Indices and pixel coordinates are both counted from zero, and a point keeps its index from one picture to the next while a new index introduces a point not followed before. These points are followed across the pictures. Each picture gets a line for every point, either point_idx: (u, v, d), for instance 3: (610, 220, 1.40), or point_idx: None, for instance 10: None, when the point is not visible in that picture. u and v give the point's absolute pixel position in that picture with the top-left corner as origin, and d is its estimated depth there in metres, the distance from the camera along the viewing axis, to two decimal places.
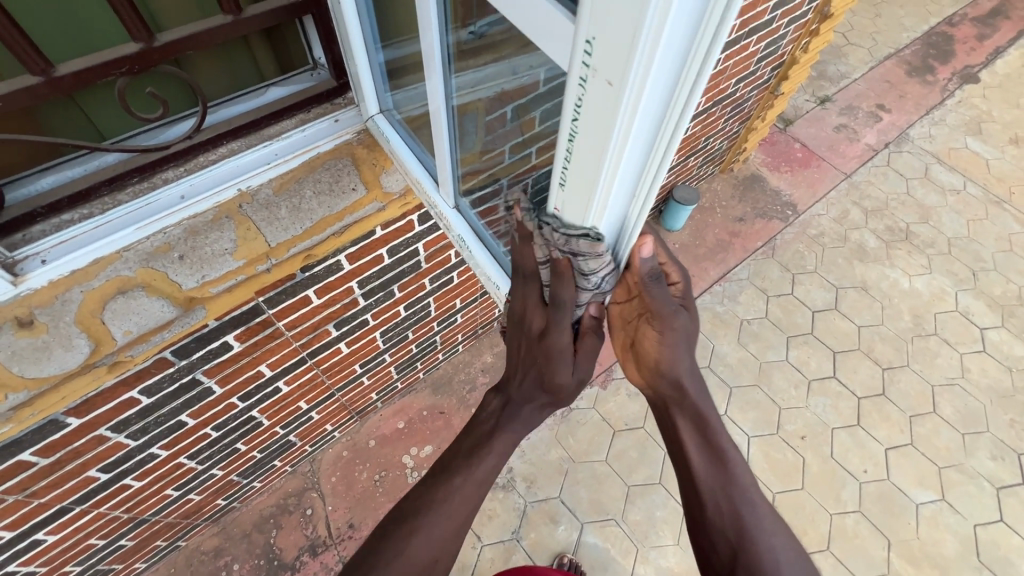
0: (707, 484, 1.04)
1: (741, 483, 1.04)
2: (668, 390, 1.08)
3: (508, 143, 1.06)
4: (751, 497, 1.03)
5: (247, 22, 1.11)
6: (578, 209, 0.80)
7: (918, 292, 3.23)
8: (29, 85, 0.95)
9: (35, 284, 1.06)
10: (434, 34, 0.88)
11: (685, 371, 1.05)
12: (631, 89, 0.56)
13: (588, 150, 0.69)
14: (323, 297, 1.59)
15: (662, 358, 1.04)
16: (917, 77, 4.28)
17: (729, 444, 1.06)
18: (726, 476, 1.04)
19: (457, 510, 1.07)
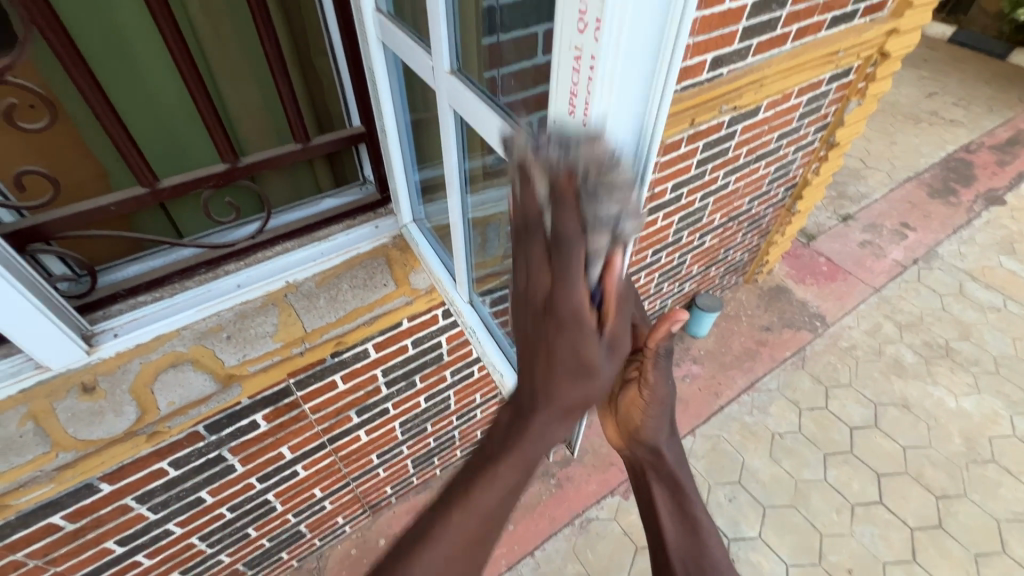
0: (677, 550, 0.99)
1: (714, 552, 0.98)
2: (647, 453, 1.07)
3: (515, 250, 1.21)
4: (723, 568, 0.97)
5: (313, 148, 1.36)
6: None
7: (967, 413, 3.04)
8: (138, 194, 1.18)
9: (104, 354, 1.21)
10: (454, 161, 1.07)
11: (665, 435, 1.06)
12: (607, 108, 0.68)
13: None
14: (348, 383, 1.69)
15: (647, 424, 1.06)
16: (939, 198, 4.40)
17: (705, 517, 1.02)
18: (696, 541, 0.99)
19: (472, 532, 0.78)
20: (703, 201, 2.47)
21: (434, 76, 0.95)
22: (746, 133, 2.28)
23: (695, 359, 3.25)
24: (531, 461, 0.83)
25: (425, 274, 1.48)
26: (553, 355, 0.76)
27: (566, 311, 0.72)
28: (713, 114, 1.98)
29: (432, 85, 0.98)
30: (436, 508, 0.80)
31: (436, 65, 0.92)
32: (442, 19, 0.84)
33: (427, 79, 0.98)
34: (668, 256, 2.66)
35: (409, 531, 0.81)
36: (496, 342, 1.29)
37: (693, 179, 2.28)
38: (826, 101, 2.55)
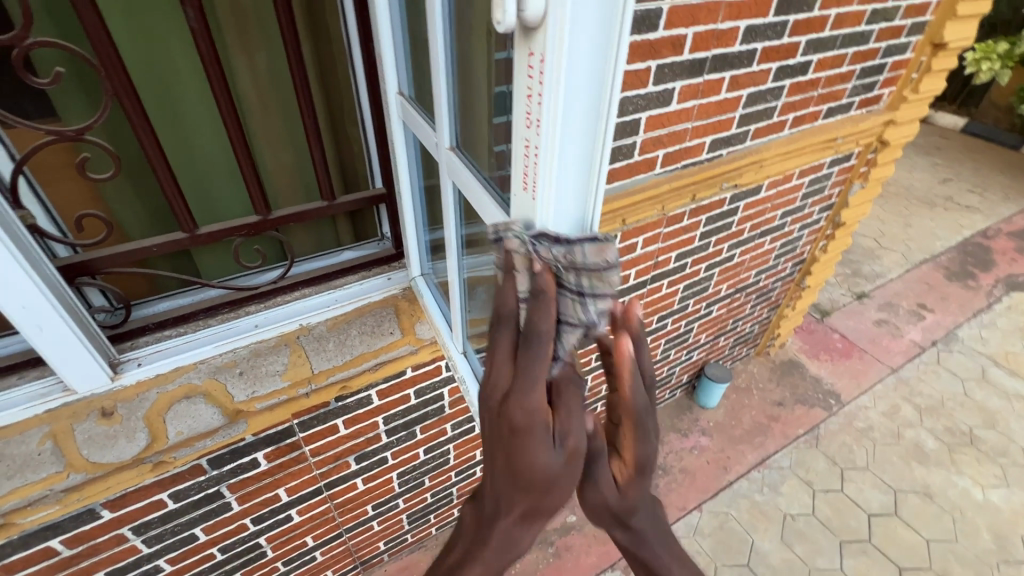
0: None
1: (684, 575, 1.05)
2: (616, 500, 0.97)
3: None
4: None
5: (336, 205, 1.51)
6: None
7: (995, 507, 2.86)
8: (177, 237, 1.32)
9: (126, 381, 1.31)
10: (452, 224, 1.19)
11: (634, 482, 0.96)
12: (546, 134, 0.63)
13: (523, 205, 0.76)
14: (349, 428, 1.74)
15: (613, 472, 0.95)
16: (957, 282, 4.38)
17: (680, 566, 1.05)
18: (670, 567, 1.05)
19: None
20: (708, 271, 2.55)
21: (438, 149, 1.09)
22: (749, 210, 2.39)
23: (703, 432, 3.18)
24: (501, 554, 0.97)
25: (428, 325, 1.56)
26: (512, 461, 0.85)
27: (518, 417, 0.80)
28: (714, 190, 2.10)
29: (436, 156, 1.11)
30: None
31: (440, 140, 1.06)
32: (445, 105, 0.98)
33: (432, 151, 1.11)
34: (674, 323, 2.70)
35: None
36: None
37: (697, 250, 2.37)
38: (828, 183, 2.67)
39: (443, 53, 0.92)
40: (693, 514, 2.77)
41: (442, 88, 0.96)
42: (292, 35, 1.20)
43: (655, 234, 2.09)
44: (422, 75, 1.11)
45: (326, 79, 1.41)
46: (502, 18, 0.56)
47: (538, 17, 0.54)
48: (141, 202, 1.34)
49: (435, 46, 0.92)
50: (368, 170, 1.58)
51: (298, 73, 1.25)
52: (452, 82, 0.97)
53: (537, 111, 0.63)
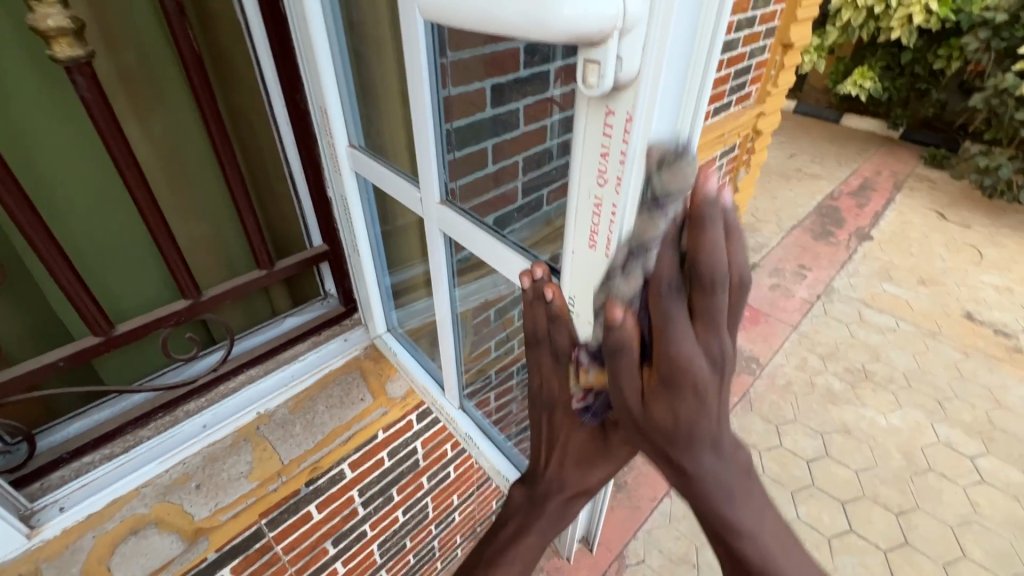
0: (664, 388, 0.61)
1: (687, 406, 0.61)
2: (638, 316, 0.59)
3: (495, 341, 1.25)
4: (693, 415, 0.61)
5: (277, 271, 1.35)
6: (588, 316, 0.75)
7: (897, 428, 3.33)
8: (89, 344, 1.09)
9: (47, 535, 1.05)
10: (441, 252, 1.06)
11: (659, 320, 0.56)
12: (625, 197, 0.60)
13: (586, 268, 0.72)
14: (323, 511, 1.56)
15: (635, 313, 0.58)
16: (823, 240, 5.07)
17: (771, 541, 0.65)
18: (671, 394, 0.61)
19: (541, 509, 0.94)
20: None
21: (422, 205, 1.02)
22: None
23: None
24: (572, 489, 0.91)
25: (402, 380, 1.46)
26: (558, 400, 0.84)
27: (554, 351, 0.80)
28: None
29: (420, 214, 1.04)
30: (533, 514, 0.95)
31: (425, 197, 0.99)
32: (432, 145, 0.91)
33: (415, 209, 1.04)
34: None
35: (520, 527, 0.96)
36: (495, 444, 1.28)
37: None
38: (722, 173, 2.95)
39: (428, 92, 0.86)
40: (665, 502, 2.83)
41: (430, 140, 0.90)
42: (208, 95, 1.05)
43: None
44: (382, 122, 1.05)
45: (242, 134, 1.27)
46: (594, 78, 0.52)
47: (631, 77, 0.51)
48: (25, 304, 1.10)
49: (418, 102, 0.88)
50: (301, 227, 1.43)
51: (221, 136, 1.09)
52: (445, 134, 0.92)
53: (616, 168, 0.59)
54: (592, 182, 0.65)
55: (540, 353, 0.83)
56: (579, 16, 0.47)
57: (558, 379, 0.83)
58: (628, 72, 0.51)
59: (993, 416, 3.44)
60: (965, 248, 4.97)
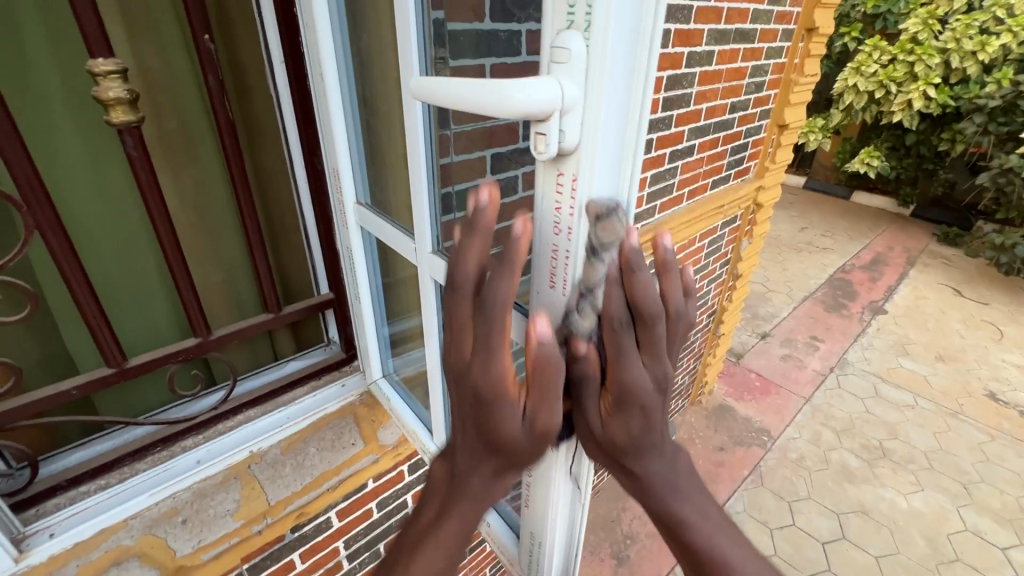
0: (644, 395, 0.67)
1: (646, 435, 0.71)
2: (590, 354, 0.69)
3: None
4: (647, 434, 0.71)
5: (283, 316, 1.43)
6: (561, 370, 0.78)
7: (920, 512, 3.15)
8: (101, 374, 1.16)
9: (34, 560, 1.08)
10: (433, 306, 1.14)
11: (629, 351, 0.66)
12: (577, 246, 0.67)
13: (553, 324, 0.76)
14: (306, 561, 1.54)
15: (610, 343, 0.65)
16: (835, 312, 5.04)
17: (722, 538, 0.73)
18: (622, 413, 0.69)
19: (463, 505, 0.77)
20: None
21: (416, 255, 1.11)
22: None
23: None
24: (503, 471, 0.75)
25: (395, 428, 1.49)
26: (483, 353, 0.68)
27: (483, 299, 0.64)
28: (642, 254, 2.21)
29: (414, 262, 1.13)
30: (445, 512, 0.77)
31: (420, 247, 1.08)
32: (424, 201, 1.01)
33: (410, 259, 1.13)
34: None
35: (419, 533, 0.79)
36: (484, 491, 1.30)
37: None
38: (724, 242, 3.03)
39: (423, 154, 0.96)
40: None
41: (423, 200, 1.01)
42: (237, 156, 1.19)
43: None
44: (387, 182, 1.17)
45: (265, 195, 1.39)
46: (544, 147, 0.60)
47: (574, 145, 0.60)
48: (50, 339, 1.17)
49: (415, 164, 0.98)
50: (312, 276, 1.53)
51: (244, 191, 1.22)
52: (437, 194, 1.02)
53: (568, 221, 0.66)
54: (547, 231, 0.70)
55: (457, 302, 0.70)
56: (530, 100, 0.54)
57: (473, 334, 0.69)
58: (571, 139, 0.59)
59: None
60: (983, 325, 4.87)
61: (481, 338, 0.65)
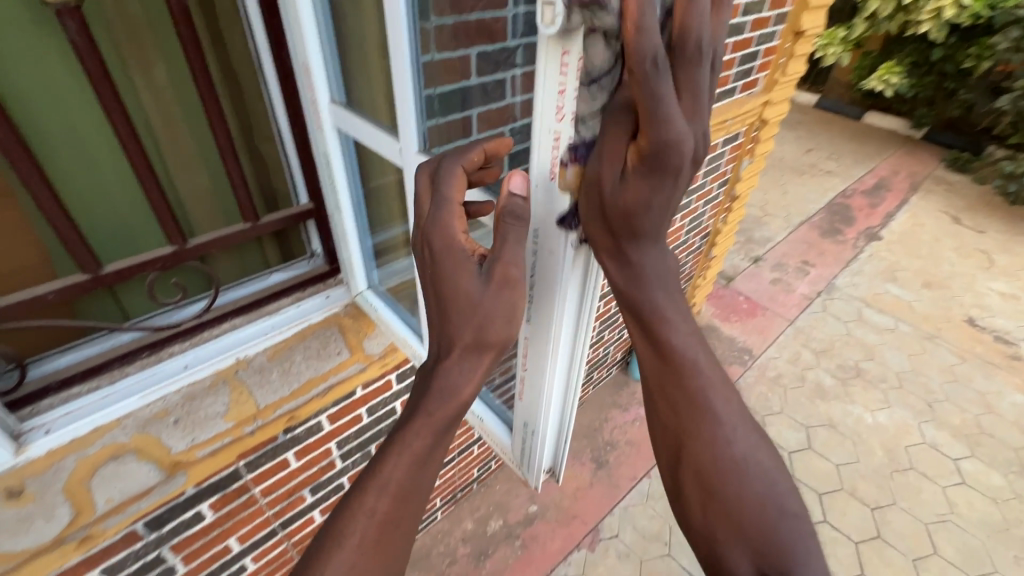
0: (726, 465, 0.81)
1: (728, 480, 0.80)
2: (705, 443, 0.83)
3: None
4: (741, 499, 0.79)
5: (262, 226, 1.39)
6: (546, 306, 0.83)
7: (883, 426, 3.09)
8: (78, 280, 1.15)
9: (34, 454, 1.11)
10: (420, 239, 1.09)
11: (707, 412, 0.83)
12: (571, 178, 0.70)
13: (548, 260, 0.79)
14: (301, 460, 1.63)
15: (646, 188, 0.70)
16: (829, 238, 4.74)
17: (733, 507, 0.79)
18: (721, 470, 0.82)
19: (383, 510, 0.74)
20: None
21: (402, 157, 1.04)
22: None
23: (642, 403, 3.14)
24: (441, 422, 0.80)
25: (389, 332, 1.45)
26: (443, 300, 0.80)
27: (440, 243, 0.77)
28: None
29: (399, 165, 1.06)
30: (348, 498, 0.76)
31: (404, 147, 1.01)
32: (411, 111, 0.95)
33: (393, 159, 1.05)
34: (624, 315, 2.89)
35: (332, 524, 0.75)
36: None
37: None
38: (723, 162, 2.74)
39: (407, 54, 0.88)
40: (644, 482, 2.69)
41: (411, 110, 0.95)
42: (196, 48, 1.10)
43: None
44: (366, 86, 1.11)
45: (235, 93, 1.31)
46: (552, 17, 0.57)
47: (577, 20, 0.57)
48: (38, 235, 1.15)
49: (405, 109, 0.96)
50: (290, 186, 1.47)
51: (208, 88, 1.14)
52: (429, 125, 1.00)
53: (568, 122, 0.66)
54: (548, 115, 0.67)
55: (431, 258, 0.80)
56: None
57: (436, 285, 0.81)
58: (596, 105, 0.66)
59: (983, 421, 3.17)
60: (975, 253, 4.67)
61: (442, 276, 0.78)
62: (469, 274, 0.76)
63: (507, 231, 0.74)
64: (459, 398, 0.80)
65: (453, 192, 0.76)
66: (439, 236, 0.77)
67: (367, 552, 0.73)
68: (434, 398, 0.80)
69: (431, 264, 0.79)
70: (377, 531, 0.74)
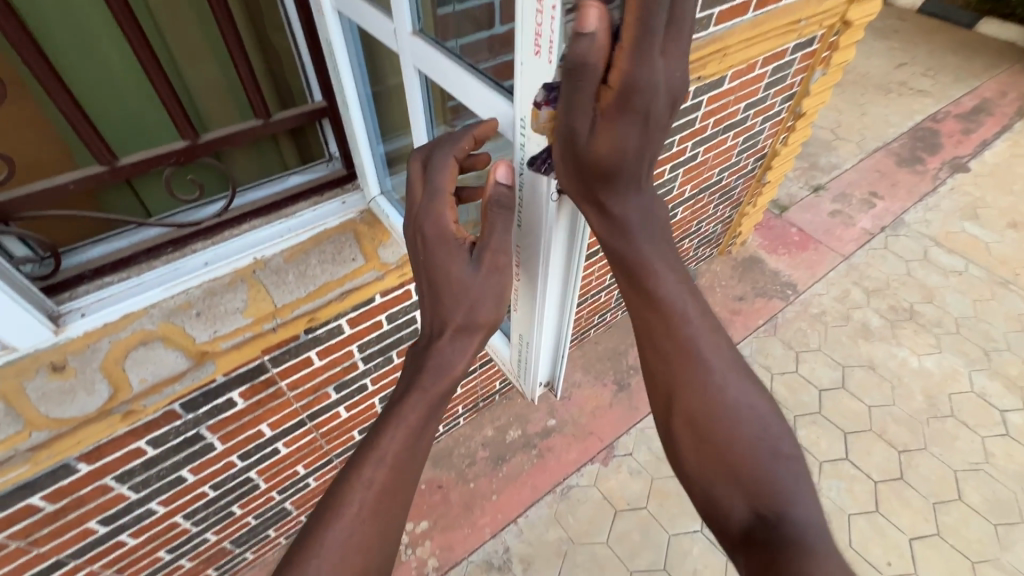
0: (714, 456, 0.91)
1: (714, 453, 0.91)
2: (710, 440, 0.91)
3: None
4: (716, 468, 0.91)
5: (274, 124, 1.35)
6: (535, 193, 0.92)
7: (928, 371, 2.92)
8: (96, 172, 1.16)
9: (72, 333, 1.21)
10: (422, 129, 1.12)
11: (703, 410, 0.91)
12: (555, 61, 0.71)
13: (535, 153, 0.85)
14: (324, 359, 1.71)
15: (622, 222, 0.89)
16: (906, 167, 4.25)
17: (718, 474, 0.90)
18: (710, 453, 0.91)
19: (380, 483, 0.82)
20: (673, 172, 2.30)
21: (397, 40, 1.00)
22: (714, 103, 2.12)
23: None
24: (434, 394, 0.92)
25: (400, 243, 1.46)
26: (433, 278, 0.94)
27: (433, 232, 0.91)
28: None
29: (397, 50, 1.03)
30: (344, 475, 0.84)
31: (398, 28, 0.97)
32: None
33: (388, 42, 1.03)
34: None
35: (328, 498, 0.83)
36: None
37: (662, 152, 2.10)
38: (791, 72, 2.41)
39: None
40: None
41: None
42: None
43: None
44: None
45: None
46: None
47: None
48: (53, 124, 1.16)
49: None
50: (303, 82, 1.41)
51: None
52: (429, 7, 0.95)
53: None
54: None
55: (424, 239, 0.93)
56: None
57: (429, 258, 0.94)
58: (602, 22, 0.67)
59: None
60: None
61: (436, 257, 0.92)
62: (460, 261, 0.91)
63: (494, 219, 0.90)
64: (451, 372, 0.95)
65: (445, 181, 0.89)
66: (432, 221, 0.90)
67: (364, 524, 0.80)
68: (430, 373, 0.93)
69: (423, 245, 0.93)
70: (373, 504, 0.81)
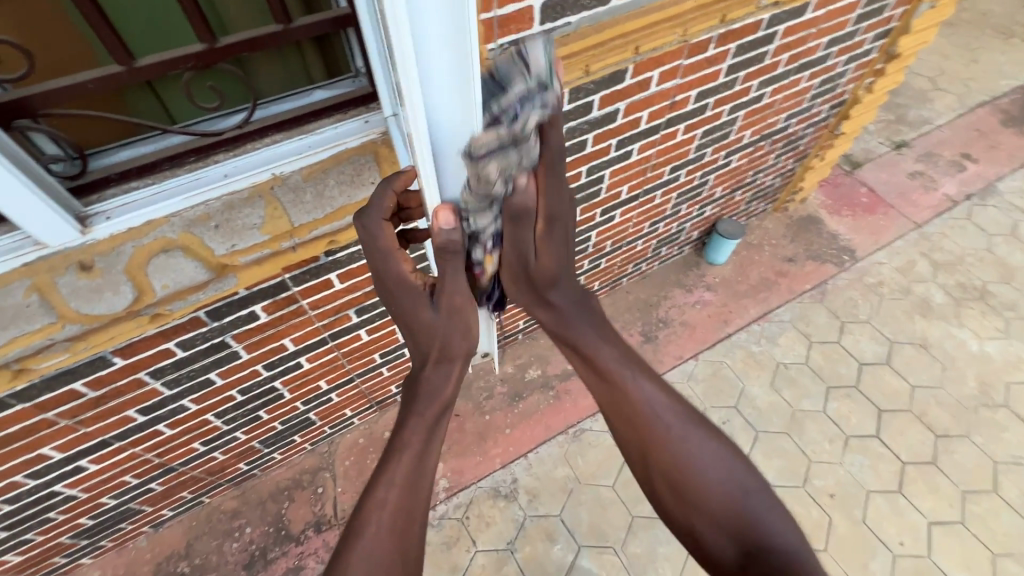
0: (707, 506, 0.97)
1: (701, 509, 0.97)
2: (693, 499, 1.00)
3: None
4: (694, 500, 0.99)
5: (294, 30, 1.27)
6: None
7: (988, 357, 2.69)
8: (114, 71, 1.13)
9: (98, 235, 1.23)
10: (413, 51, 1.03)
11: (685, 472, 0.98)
12: None
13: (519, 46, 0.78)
14: (344, 282, 1.72)
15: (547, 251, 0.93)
16: (1014, 127, 3.71)
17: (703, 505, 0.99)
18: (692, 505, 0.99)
19: (399, 501, 0.88)
20: (732, 114, 2.07)
21: None
22: (790, 35, 1.85)
23: (708, 287, 2.94)
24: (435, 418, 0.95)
25: None
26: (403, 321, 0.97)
27: (392, 281, 0.92)
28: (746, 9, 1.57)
29: None
30: (363, 497, 0.90)
31: None
32: None
33: None
34: (709, 189, 2.56)
35: (350, 522, 0.89)
36: None
37: (721, 90, 1.88)
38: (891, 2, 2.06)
39: None
40: (688, 364, 2.66)
41: None
42: None
43: (709, 87, 1.83)
44: None
45: None
46: None
47: None
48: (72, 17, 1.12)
49: None
50: None
51: None
52: None
53: None
54: None
55: (389, 289, 0.94)
56: None
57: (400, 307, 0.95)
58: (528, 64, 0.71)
59: None
60: None
61: (403, 302, 0.94)
62: (425, 306, 0.92)
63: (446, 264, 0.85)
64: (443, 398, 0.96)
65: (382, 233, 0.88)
66: (389, 267, 0.91)
67: (391, 542, 0.87)
68: (422, 402, 0.95)
69: (387, 293, 0.94)
70: (393, 521, 0.87)
